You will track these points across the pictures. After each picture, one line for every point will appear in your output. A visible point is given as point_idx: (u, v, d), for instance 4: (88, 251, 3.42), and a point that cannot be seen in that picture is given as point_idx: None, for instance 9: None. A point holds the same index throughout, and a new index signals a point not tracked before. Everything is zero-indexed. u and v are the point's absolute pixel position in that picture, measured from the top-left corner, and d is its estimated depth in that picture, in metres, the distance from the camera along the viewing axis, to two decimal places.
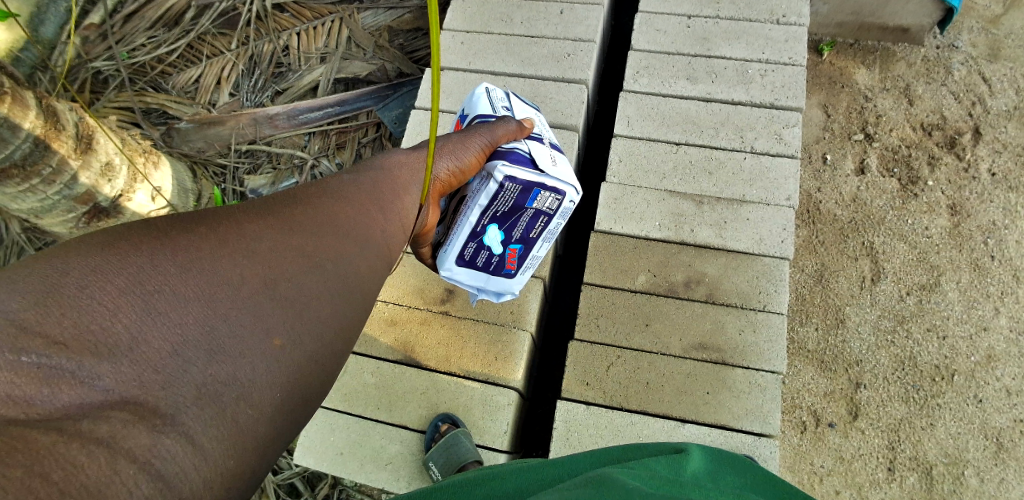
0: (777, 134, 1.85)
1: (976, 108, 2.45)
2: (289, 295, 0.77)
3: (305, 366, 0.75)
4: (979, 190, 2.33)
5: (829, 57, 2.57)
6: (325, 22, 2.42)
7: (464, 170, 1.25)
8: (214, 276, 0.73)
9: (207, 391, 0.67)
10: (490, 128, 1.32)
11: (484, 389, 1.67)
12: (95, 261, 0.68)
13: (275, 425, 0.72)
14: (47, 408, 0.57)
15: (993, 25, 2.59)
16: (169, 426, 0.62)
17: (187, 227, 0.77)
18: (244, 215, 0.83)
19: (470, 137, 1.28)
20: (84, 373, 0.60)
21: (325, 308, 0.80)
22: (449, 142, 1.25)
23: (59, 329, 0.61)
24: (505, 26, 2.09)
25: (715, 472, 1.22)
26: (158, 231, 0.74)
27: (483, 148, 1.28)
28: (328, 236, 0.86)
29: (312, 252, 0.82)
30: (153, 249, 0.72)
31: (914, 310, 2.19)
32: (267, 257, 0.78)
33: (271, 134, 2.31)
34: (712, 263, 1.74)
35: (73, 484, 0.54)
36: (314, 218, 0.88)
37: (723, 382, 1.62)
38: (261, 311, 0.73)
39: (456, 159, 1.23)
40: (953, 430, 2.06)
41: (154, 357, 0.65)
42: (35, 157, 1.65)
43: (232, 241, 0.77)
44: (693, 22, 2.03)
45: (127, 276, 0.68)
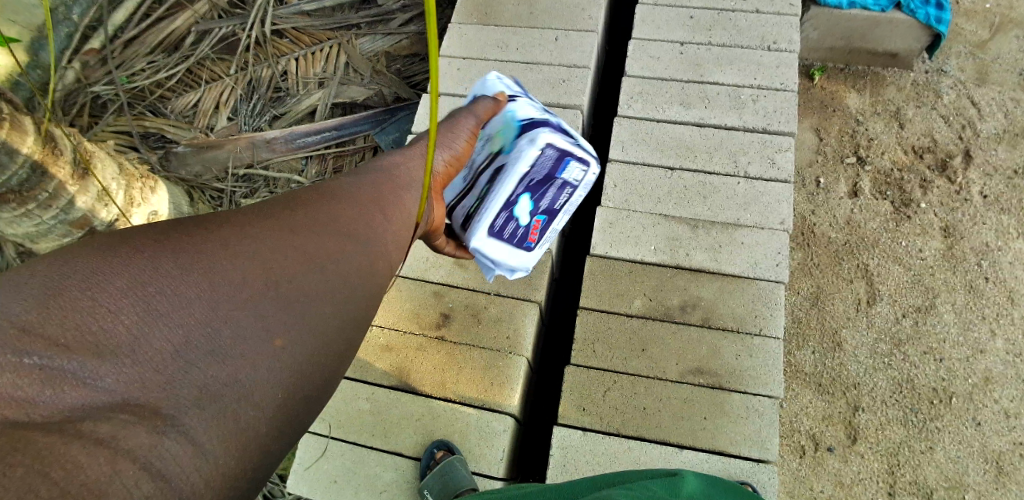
0: (770, 158, 1.86)
1: (966, 131, 2.48)
2: (290, 294, 0.79)
3: (307, 362, 0.77)
4: (972, 212, 2.34)
5: (821, 81, 2.61)
6: (324, 48, 2.45)
7: (459, 156, 1.28)
8: (216, 276, 0.76)
9: (208, 390, 0.69)
10: (472, 110, 1.35)
11: (480, 415, 1.66)
12: (98, 264, 0.72)
13: (276, 425, 0.73)
14: (48, 407, 0.61)
15: (981, 50, 2.63)
16: (170, 426, 0.65)
17: (191, 228, 0.81)
18: (246, 218, 0.86)
19: (457, 123, 1.31)
20: (86, 374, 0.64)
21: (325, 306, 0.82)
22: (441, 132, 1.28)
23: (60, 331, 0.66)
24: (501, 52, 2.12)
25: (713, 495, 1.21)
26: (160, 236, 0.78)
27: (471, 131, 1.31)
28: (327, 234, 0.89)
29: (310, 252, 0.85)
30: (154, 253, 0.75)
31: (911, 332, 2.19)
32: (268, 256, 0.81)
33: (269, 158, 2.31)
34: (708, 287, 1.74)
35: (73, 482, 0.56)
36: (314, 218, 0.90)
37: (720, 407, 1.61)
38: (262, 312, 0.76)
39: (450, 147, 1.26)
40: (953, 453, 2.05)
41: (154, 359, 0.68)
42: (31, 183, 1.64)
43: (234, 242, 0.80)
44: (686, 48, 2.06)
45: (127, 276, 0.72)
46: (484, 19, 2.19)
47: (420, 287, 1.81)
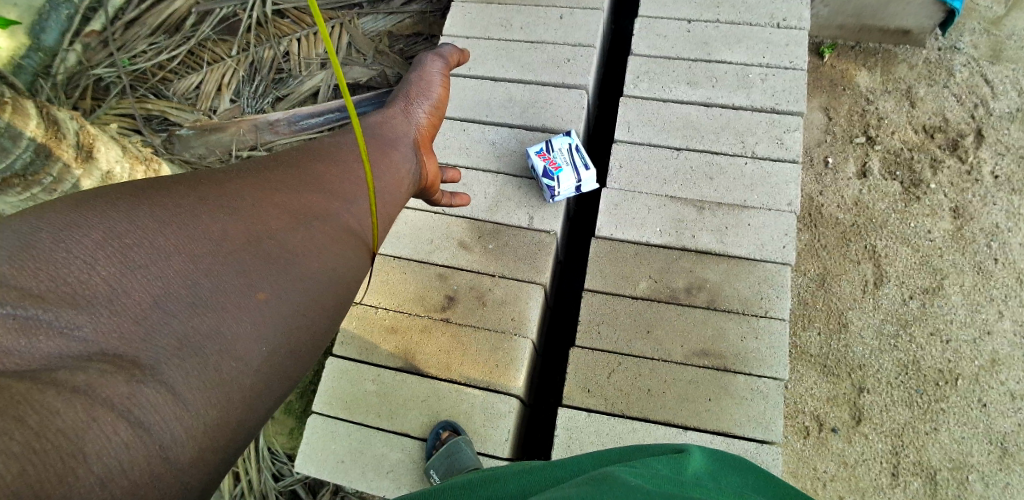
0: (778, 138, 1.84)
1: (978, 110, 2.44)
2: (270, 251, 0.91)
3: (288, 315, 0.89)
4: (982, 193, 2.32)
5: (830, 60, 2.57)
6: (325, 29, 2.42)
7: (437, 104, 1.51)
8: (194, 231, 0.86)
9: (190, 343, 0.78)
10: (433, 58, 1.59)
11: (485, 397, 1.67)
12: (72, 217, 0.80)
13: (263, 378, 0.84)
14: (25, 358, 0.67)
15: (996, 27, 2.57)
16: (149, 376, 0.73)
17: (167, 190, 0.91)
18: (224, 185, 0.96)
19: (427, 75, 1.54)
20: (61, 323, 0.71)
21: (301, 263, 0.93)
22: (417, 87, 1.50)
23: (34, 283, 0.72)
24: (504, 31, 2.09)
25: (716, 472, 1.22)
26: (139, 198, 0.87)
27: (443, 81, 1.55)
28: (303, 196, 1.01)
29: (289, 212, 0.97)
30: (130, 213, 0.84)
31: (917, 314, 2.18)
32: (248, 217, 0.92)
33: (274, 140, 2.29)
34: (714, 269, 1.73)
35: (49, 427, 0.64)
36: (288, 180, 1.02)
37: (725, 389, 1.62)
38: (243, 268, 0.87)
39: (426, 98, 1.49)
40: (958, 435, 2.05)
41: (136, 309, 0.76)
42: (35, 166, 1.61)
43: (213, 202, 0.91)
44: (693, 26, 2.03)
45: (101, 231, 0.80)
46: None
47: (423, 269, 1.81)
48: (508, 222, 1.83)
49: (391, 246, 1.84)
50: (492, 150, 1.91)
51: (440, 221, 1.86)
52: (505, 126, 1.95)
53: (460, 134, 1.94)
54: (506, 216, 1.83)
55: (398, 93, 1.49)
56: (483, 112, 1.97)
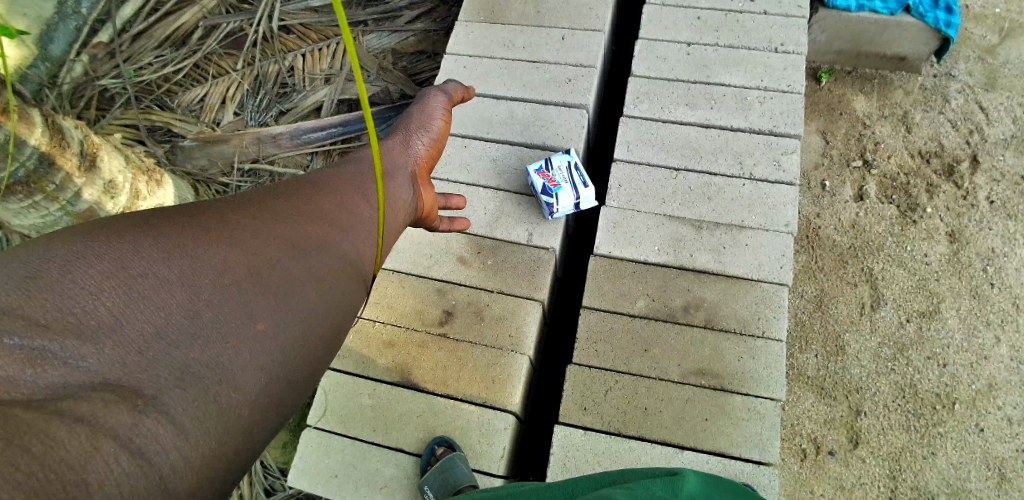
0: (776, 160, 1.86)
1: (974, 136, 2.47)
2: (271, 280, 0.91)
3: (287, 344, 0.88)
4: (978, 217, 2.34)
5: (828, 84, 2.60)
6: (330, 45, 2.46)
7: (436, 139, 1.52)
8: (197, 260, 0.87)
9: (190, 372, 0.78)
10: (435, 91, 1.62)
11: (482, 413, 1.66)
12: (79, 249, 0.82)
13: (262, 407, 0.83)
14: (31, 387, 0.69)
15: (990, 55, 2.61)
16: (150, 406, 0.73)
17: (172, 219, 0.92)
18: (226, 215, 0.97)
19: (428, 110, 1.56)
20: (66, 354, 0.72)
21: (301, 292, 0.93)
22: (417, 119, 1.52)
23: (42, 313, 0.74)
24: (507, 50, 2.11)
25: (712, 495, 1.21)
26: (146, 228, 0.89)
27: (444, 116, 1.56)
28: (305, 226, 1.01)
29: (290, 241, 0.97)
30: (135, 243, 0.85)
31: (914, 337, 2.18)
32: (250, 247, 0.92)
33: (275, 153, 2.33)
34: (712, 289, 1.74)
35: (51, 457, 0.64)
36: (289, 210, 1.03)
37: (722, 409, 1.62)
38: (244, 298, 0.87)
39: (426, 133, 1.51)
40: (955, 460, 2.04)
41: (138, 340, 0.77)
42: (39, 174, 1.63)
43: (216, 232, 0.92)
44: (693, 49, 2.05)
45: (107, 262, 0.82)
46: (491, 18, 2.19)
47: (423, 283, 1.81)
48: (507, 238, 1.83)
49: (391, 261, 1.85)
50: (493, 166, 1.93)
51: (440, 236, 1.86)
52: (506, 143, 1.97)
53: (461, 151, 1.96)
54: (506, 232, 1.84)
55: (398, 126, 1.52)
56: (485, 129, 1.99)
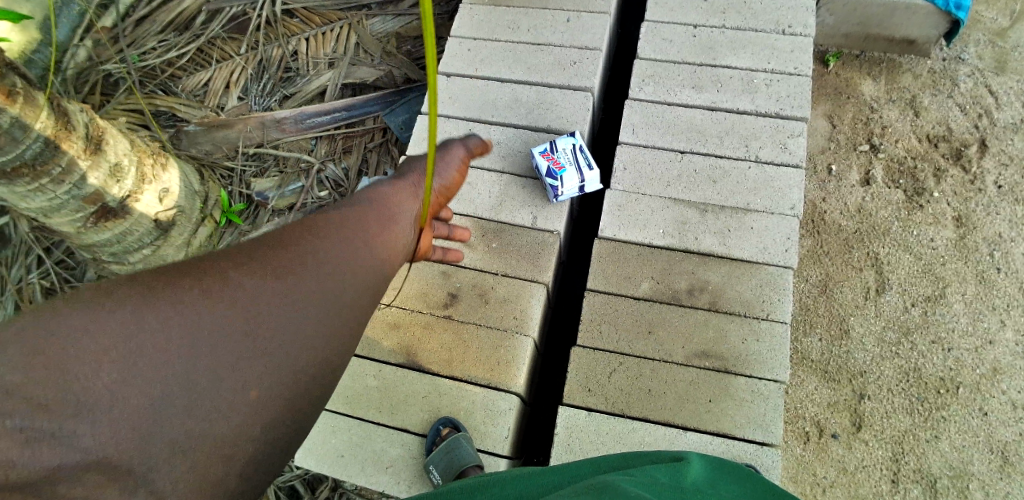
0: (783, 143, 1.85)
1: (983, 121, 2.44)
2: (275, 342, 0.87)
3: (285, 410, 0.86)
4: (985, 202, 2.32)
5: (835, 68, 2.58)
6: (334, 28, 2.46)
7: (450, 184, 1.51)
8: (199, 320, 0.84)
9: (183, 446, 0.78)
10: (459, 142, 1.58)
11: (486, 394, 1.68)
12: (82, 305, 0.79)
13: (253, 475, 0.83)
14: (25, 469, 0.68)
15: (1000, 38, 2.58)
16: (141, 487, 0.74)
17: (178, 265, 0.89)
18: (235, 259, 0.93)
19: (444, 153, 1.54)
20: (62, 433, 0.71)
21: (305, 350, 0.90)
22: (434, 164, 1.50)
23: (41, 389, 0.72)
24: (512, 33, 2.10)
25: (715, 480, 1.22)
26: (150, 280, 0.85)
27: (459, 162, 1.55)
28: (316, 271, 0.96)
29: (299, 292, 0.92)
30: (138, 299, 0.82)
31: (919, 321, 2.18)
32: (257, 302, 0.89)
33: (279, 137, 2.33)
34: (717, 271, 1.74)
35: None
36: (301, 252, 0.98)
37: (726, 391, 1.62)
38: (245, 361, 0.84)
39: (440, 175, 1.49)
40: (958, 443, 2.05)
41: (135, 414, 0.76)
42: (45, 156, 1.63)
43: (223, 284, 0.88)
44: (699, 31, 2.04)
45: (109, 323, 0.79)
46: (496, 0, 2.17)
47: (428, 266, 1.82)
48: (512, 221, 1.83)
49: None
50: (497, 149, 1.92)
51: None
52: (510, 126, 1.96)
53: (466, 134, 1.95)
54: (511, 215, 1.84)
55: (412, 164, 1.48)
56: (489, 112, 1.98)
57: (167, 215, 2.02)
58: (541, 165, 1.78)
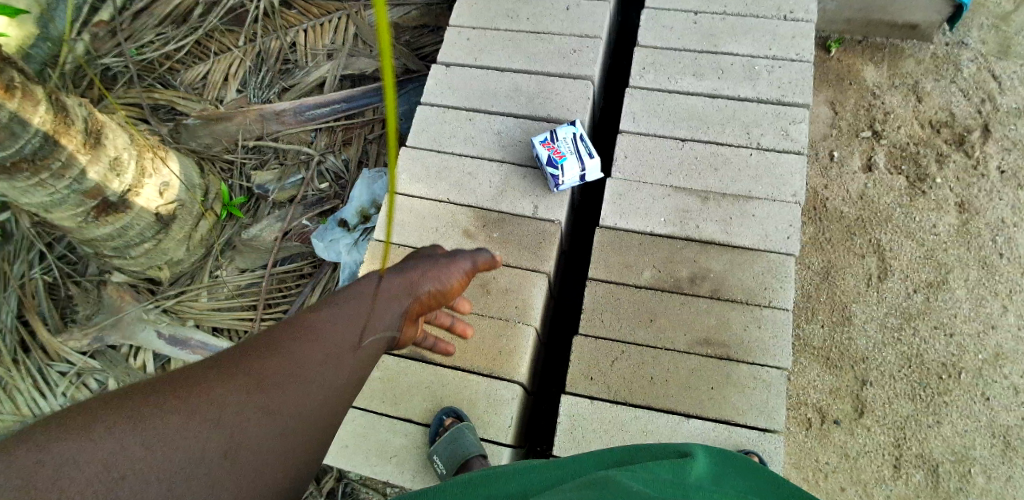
0: (784, 130, 1.84)
1: (986, 106, 2.43)
2: (243, 460, 0.97)
3: None
4: (988, 188, 2.31)
5: (837, 54, 2.56)
6: (332, 19, 2.45)
7: (445, 291, 1.41)
8: (175, 445, 0.93)
9: None
10: (471, 255, 1.46)
11: (489, 383, 1.68)
12: (68, 443, 0.88)
13: None
14: None
15: (1004, 22, 2.56)
16: None
17: (156, 394, 0.98)
18: (207, 380, 1.02)
19: (449, 260, 1.43)
20: None
21: (272, 461, 1.00)
22: (437, 265, 1.41)
23: None
24: (511, 22, 2.09)
25: (718, 475, 1.21)
26: (128, 411, 0.94)
27: (462, 272, 1.43)
28: (285, 385, 1.06)
29: (268, 407, 1.02)
30: (119, 432, 0.91)
31: (921, 307, 2.18)
32: (229, 423, 0.98)
33: (279, 130, 2.33)
34: (718, 259, 1.74)
35: None
36: (269, 367, 1.07)
37: (728, 378, 1.63)
38: (218, 480, 0.94)
39: (437, 282, 1.39)
40: (961, 428, 2.05)
41: None
42: (44, 151, 1.63)
43: (199, 408, 0.98)
44: (700, 18, 2.02)
45: (94, 457, 0.88)
46: None
47: None
48: (513, 210, 1.83)
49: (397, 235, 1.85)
50: (498, 139, 1.92)
51: (445, 210, 1.86)
52: (511, 115, 1.95)
53: (466, 124, 1.95)
54: (511, 205, 1.83)
55: (417, 259, 1.43)
56: (489, 102, 1.97)
57: (168, 209, 2.02)
58: (540, 155, 1.77)
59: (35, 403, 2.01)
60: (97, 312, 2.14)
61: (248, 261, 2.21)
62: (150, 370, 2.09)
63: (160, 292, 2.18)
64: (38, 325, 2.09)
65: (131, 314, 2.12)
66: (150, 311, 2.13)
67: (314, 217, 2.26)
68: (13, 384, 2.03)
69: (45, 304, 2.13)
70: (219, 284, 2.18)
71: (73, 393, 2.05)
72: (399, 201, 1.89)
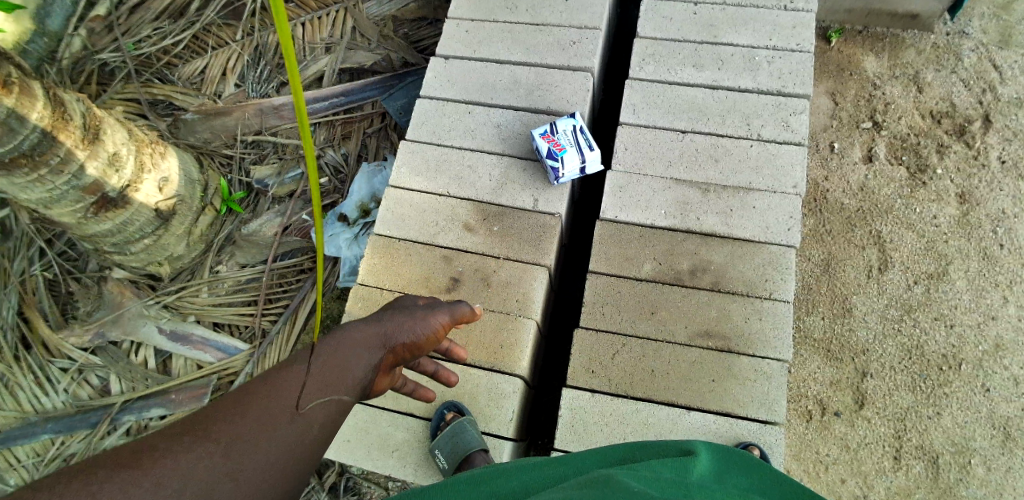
0: (785, 121, 1.84)
1: (987, 96, 2.42)
2: None
3: None
4: (988, 178, 2.31)
5: (838, 44, 2.55)
6: (330, 12, 2.44)
7: (419, 341, 1.42)
8: None
9: None
10: (449, 308, 1.48)
11: (490, 377, 1.68)
12: None
13: None
14: None
15: (1005, 11, 2.55)
16: None
17: (121, 460, 1.00)
18: (172, 443, 1.04)
19: (425, 311, 1.45)
20: None
21: None
22: (415, 315, 1.43)
23: None
24: (510, 13, 2.08)
25: (723, 473, 1.23)
26: (92, 480, 0.95)
27: (439, 324, 1.45)
28: (250, 441, 1.08)
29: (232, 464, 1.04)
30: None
31: (922, 299, 2.18)
32: (192, 483, 0.99)
33: (278, 124, 2.33)
34: (719, 251, 1.73)
35: None
36: (235, 425, 1.09)
37: (729, 371, 1.63)
38: None
39: (411, 333, 1.40)
40: (961, 419, 2.06)
41: None
42: (43, 147, 1.63)
43: (163, 470, 0.99)
44: (700, 8, 2.01)
45: None
46: None
47: (429, 251, 1.81)
48: (512, 204, 1.83)
49: (397, 229, 1.85)
50: (497, 132, 1.91)
51: (445, 203, 1.86)
52: (511, 108, 1.94)
53: (465, 118, 1.94)
54: (511, 198, 1.83)
55: (395, 310, 1.45)
56: (488, 95, 1.97)
57: (167, 205, 2.02)
58: (541, 147, 1.76)
59: (38, 400, 2.04)
60: (97, 309, 2.14)
61: (248, 256, 2.21)
62: (151, 366, 2.09)
63: (161, 288, 2.17)
64: (39, 322, 2.09)
65: (131, 310, 2.12)
66: (150, 307, 2.13)
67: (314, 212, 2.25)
68: (15, 381, 2.04)
69: (46, 301, 2.13)
70: (219, 279, 2.18)
71: (74, 389, 2.07)
72: (399, 195, 1.89)
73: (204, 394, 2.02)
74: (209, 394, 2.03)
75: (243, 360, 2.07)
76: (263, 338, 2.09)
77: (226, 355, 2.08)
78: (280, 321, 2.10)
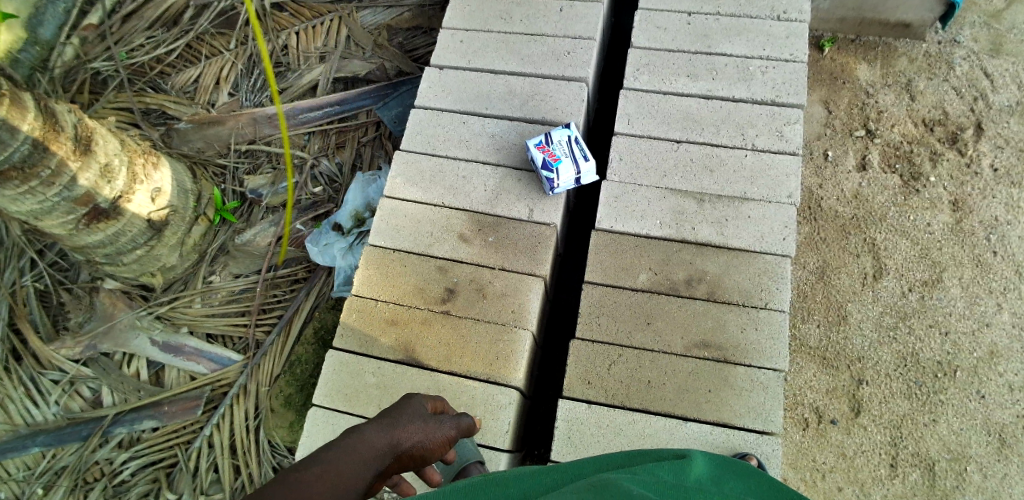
0: (778, 131, 1.84)
1: (979, 104, 2.43)
2: None
3: None
4: (981, 186, 2.32)
5: (831, 53, 2.56)
6: (324, 22, 2.44)
7: (426, 451, 1.33)
8: None
9: None
10: (456, 417, 1.45)
11: (486, 388, 1.67)
12: None
13: None
14: None
15: (996, 20, 2.56)
16: None
17: None
18: None
19: (435, 421, 1.38)
20: None
21: None
22: (428, 420, 1.36)
23: None
24: (504, 24, 2.08)
25: (717, 476, 1.21)
26: None
27: (446, 437, 1.38)
28: None
29: None
30: None
31: (917, 307, 2.18)
32: None
33: (272, 134, 2.32)
34: (714, 261, 1.73)
35: None
36: None
37: (725, 381, 1.63)
38: None
39: (420, 442, 1.31)
40: (956, 426, 2.06)
41: None
42: (34, 158, 1.62)
43: None
44: (693, 19, 2.01)
45: None
46: None
47: (424, 262, 1.81)
48: (508, 214, 1.82)
49: (392, 240, 1.84)
50: (492, 141, 1.91)
51: (439, 213, 1.85)
52: (505, 118, 1.94)
53: (460, 127, 1.94)
54: (507, 208, 1.82)
55: (408, 410, 1.35)
56: (482, 104, 1.96)
57: (159, 214, 2.00)
58: (538, 160, 1.76)
59: (28, 412, 2.02)
60: (89, 319, 2.12)
61: (242, 266, 2.20)
62: (143, 377, 2.08)
63: (153, 299, 2.16)
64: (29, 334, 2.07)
65: (123, 320, 2.11)
66: (143, 318, 2.11)
67: (308, 221, 2.24)
68: (5, 394, 2.02)
69: (36, 312, 2.11)
70: (212, 289, 2.16)
71: (65, 401, 2.05)
72: (394, 206, 1.88)
73: (197, 405, 2.01)
74: (202, 405, 2.02)
75: (237, 371, 2.06)
76: (257, 350, 2.08)
77: (220, 367, 2.07)
78: (274, 332, 2.09)
